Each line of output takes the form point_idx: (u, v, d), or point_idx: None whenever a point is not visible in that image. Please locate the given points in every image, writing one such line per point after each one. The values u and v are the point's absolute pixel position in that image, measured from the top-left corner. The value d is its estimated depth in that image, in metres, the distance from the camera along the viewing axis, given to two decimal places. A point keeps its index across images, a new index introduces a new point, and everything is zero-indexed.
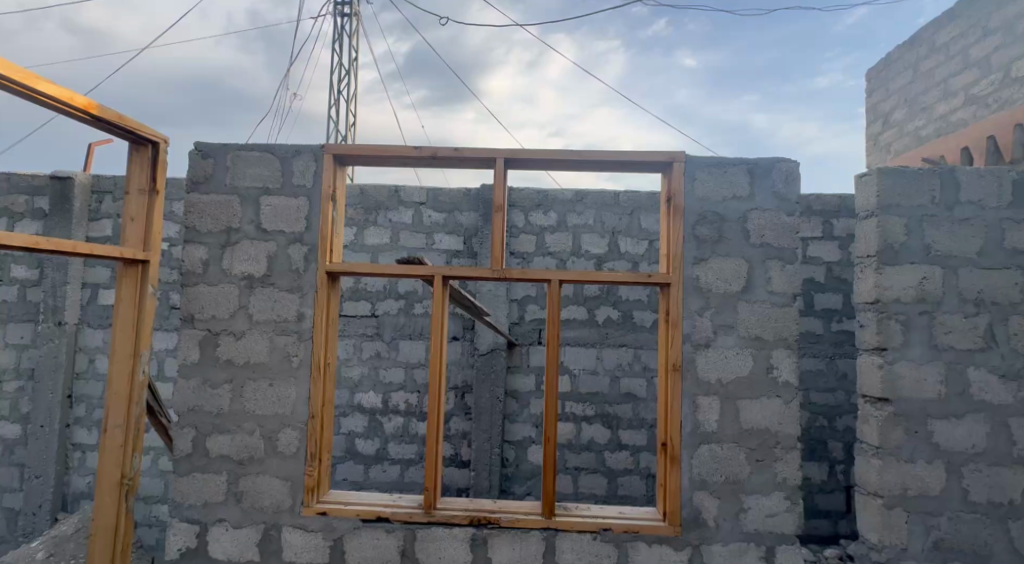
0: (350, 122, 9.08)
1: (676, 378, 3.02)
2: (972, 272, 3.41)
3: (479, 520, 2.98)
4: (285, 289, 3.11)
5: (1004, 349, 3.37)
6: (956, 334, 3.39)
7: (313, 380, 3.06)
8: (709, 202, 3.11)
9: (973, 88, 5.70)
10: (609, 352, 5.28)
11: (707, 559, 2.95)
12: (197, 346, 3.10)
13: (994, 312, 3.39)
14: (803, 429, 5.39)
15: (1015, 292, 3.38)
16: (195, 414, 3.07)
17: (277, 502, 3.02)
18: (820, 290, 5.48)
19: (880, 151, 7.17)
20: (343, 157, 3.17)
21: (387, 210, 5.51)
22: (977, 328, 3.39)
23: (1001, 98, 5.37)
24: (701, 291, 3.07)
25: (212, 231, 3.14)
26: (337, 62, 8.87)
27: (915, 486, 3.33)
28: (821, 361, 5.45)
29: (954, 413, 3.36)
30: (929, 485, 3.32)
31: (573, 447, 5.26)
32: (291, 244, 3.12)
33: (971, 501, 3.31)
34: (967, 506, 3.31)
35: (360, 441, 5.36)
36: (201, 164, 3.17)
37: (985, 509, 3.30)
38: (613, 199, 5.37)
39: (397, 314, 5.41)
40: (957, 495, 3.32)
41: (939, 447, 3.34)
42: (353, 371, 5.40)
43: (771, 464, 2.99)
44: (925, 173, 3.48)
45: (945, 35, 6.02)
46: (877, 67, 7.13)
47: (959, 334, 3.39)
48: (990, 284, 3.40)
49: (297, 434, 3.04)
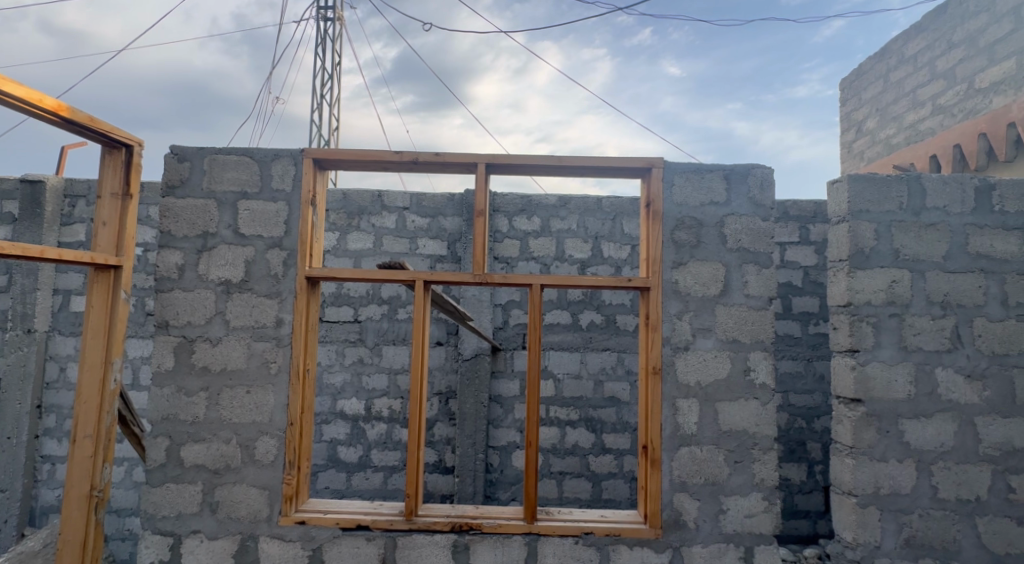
0: (333, 127, 9.04)
1: (656, 380, 3.03)
2: (939, 275, 3.47)
3: (461, 526, 2.96)
4: (264, 294, 3.06)
5: (970, 350, 3.43)
6: (924, 335, 3.44)
7: (292, 387, 3.02)
8: (687, 207, 3.14)
9: (940, 98, 5.81)
10: (592, 356, 5.29)
11: (687, 560, 2.96)
12: (171, 353, 3.04)
13: (959, 314, 3.45)
14: (782, 431, 5.45)
15: (979, 295, 3.45)
16: (170, 423, 3.00)
17: (254, 512, 2.97)
18: (798, 294, 5.55)
19: (853, 159, 7.28)
20: (322, 161, 3.14)
21: (370, 215, 5.47)
22: (944, 330, 3.44)
23: (966, 109, 5.50)
24: (680, 294, 3.09)
25: (188, 235, 3.09)
26: (320, 65, 8.82)
27: (888, 484, 3.37)
28: (799, 363, 5.51)
29: (924, 413, 3.40)
30: (900, 483, 3.37)
31: (557, 451, 5.24)
32: (270, 248, 3.08)
33: (940, 499, 3.36)
34: (937, 504, 3.36)
35: (343, 449, 5.29)
36: (177, 167, 3.11)
37: (954, 505, 3.35)
38: (596, 203, 5.40)
39: (381, 319, 5.37)
40: (927, 493, 3.36)
41: (910, 447, 3.38)
42: (335, 378, 5.34)
43: (748, 464, 3.01)
44: (894, 180, 3.52)
45: (914, 47, 6.14)
46: (850, 77, 7.26)
47: (927, 336, 3.44)
48: (956, 288, 3.46)
49: (275, 442, 3.00)
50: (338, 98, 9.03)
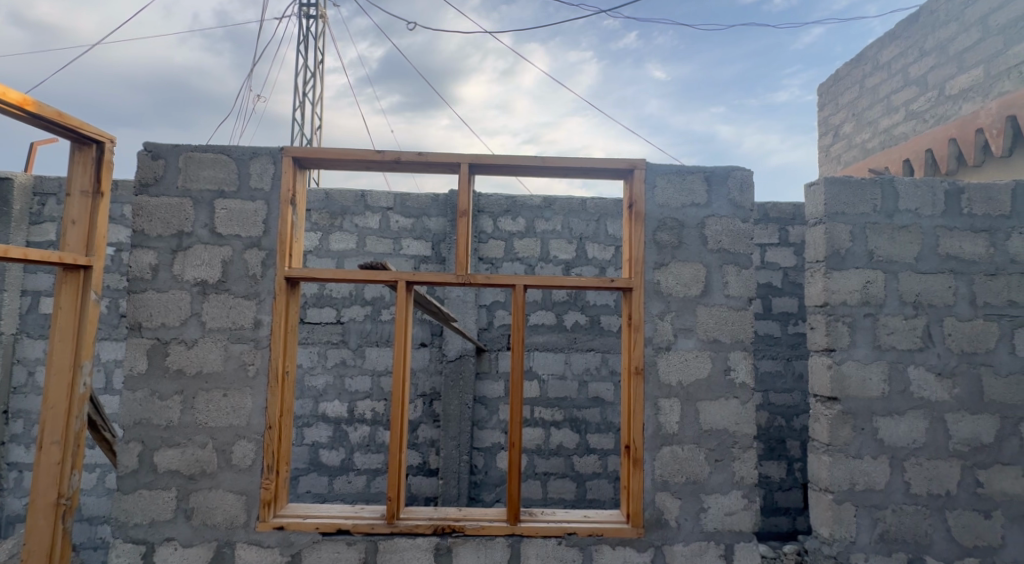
0: (316, 126, 8.95)
1: (638, 381, 3.00)
2: (911, 276, 3.48)
3: (443, 529, 2.91)
4: (241, 295, 3.00)
5: (940, 349, 3.44)
6: (897, 335, 3.45)
7: (270, 390, 2.96)
8: (669, 208, 3.12)
9: (912, 104, 5.87)
10: (577, 357, 5.26)
11: (669, 559, 2.94)
12: (144, 355, 2.95)
13: (931, 315, 3.47)
14: (762, 429, 5.46)
15: (949, 295, 3.47)
16: (142, 427, 2.92)
17: (230, 518, 2.90)
18: (777, 294, 5.57)
19: (831, 162, 7.33)
20: (302, 160, 3.09)
21: (353, 215, 5.40)
22: (916, 329, 3.45)
23: (937, 115, 5.57)
24: (662, 294, 3.07)
25: (162, 234, 3.01)
26: (302, 63, 8.73)
27: (863, 480, 3.36)
28: (779, 362, 5.52)
29: (897, 410, 3.41)
30: (874, 479, 3.36)
31: (542, 452, 5.21)
32: (248, 248, 3.02)
33: (912, 494, 3.35)
34: (909, 499, 3.35)
35: (325, 452, 5.22)
36: (151, 165, 3.03)
37: (925, 500, 3.35)
38: (580, 205, 5.37)
39: (364, 320, 5.30)
40: (900, 489, 3.36)
41: (884, 443, 3.38)
42: (317, 381, 5.25)
43: (729, 463, 2.99)
44: (868, 183, 3.53)
45: (888, 55, 6.19)
46: (827, 82, 7.31)
47: (900, 335, 3.45)
48: (927, 288, 3.48)
49: (252, 446, 2.93)
50: (320, 97, 8.94)
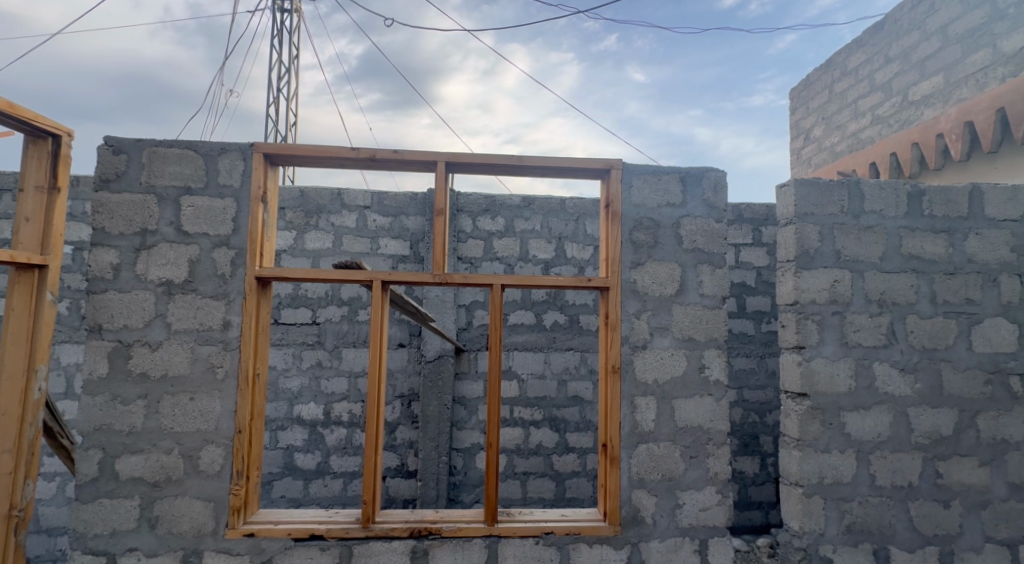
0: (290, 122, 8.77)
1: (615, 380, 2.97)
2: (876, 275, 3.47)
3: (419, 531, 2.85)
4: (209, 296, 2.90)
5: (903, 345, 3.43)
6: (863, 332, 3.43)
7: (240, 393, 2.87)
8: (645, 208, 3.09)
9: (879, 109, 5.94)
10: (556, 356, 5.22)
11: (645, 557, 2.91)
12: (104, 358, 2.83)
13: (895, 313, 3.45)
14: (736, 425, 5.48)
15: (911, 293, 3.46)
16: (103, 434, 2.80)
17: (197, 526, 2.80)
18: (751, 293, 5.59)
19: (802, 165, 7.39)
20: (273, 157, 3.00)
21: (329, 213, 5.28)
22: (881, 326, 3.44)
23: (902, 120, 5.66)
24: (638, 293, 3.04)
25: (125, 232, 2.89)
26: (276, 59, 8.56)
27: (831, 474, 3.32)
28: (752, 360, 5.55)
29: (863, 405, 3.38)
30: (842, 472, 3.32)
31: (521, 451, 5.15)
32: (216, 247, 2.92)
33: (877, 486, 3.33)
34: (874, 490, 3.32)
35: (300, 455, 5.10)
36: (112, 160, 2.90)
37: (890, 491, 3.32)
38: (559, 204, 5.34)
39: (340, 321, 5.20)
40: (866, 481, 3.33)
41: (851, 437, 3.35)
42: (292, 383, 5.14)
43: (703, 460, 2.98)
44: (835, 185, 3.50)
45: (855, 60, 6.26)
46: (798, 86, 7.37)
47: (866, 332, 3.43)
48: (890, 287, 3.47)
49: (221, 451, 2.84)
50: (294, 93, 8.77)
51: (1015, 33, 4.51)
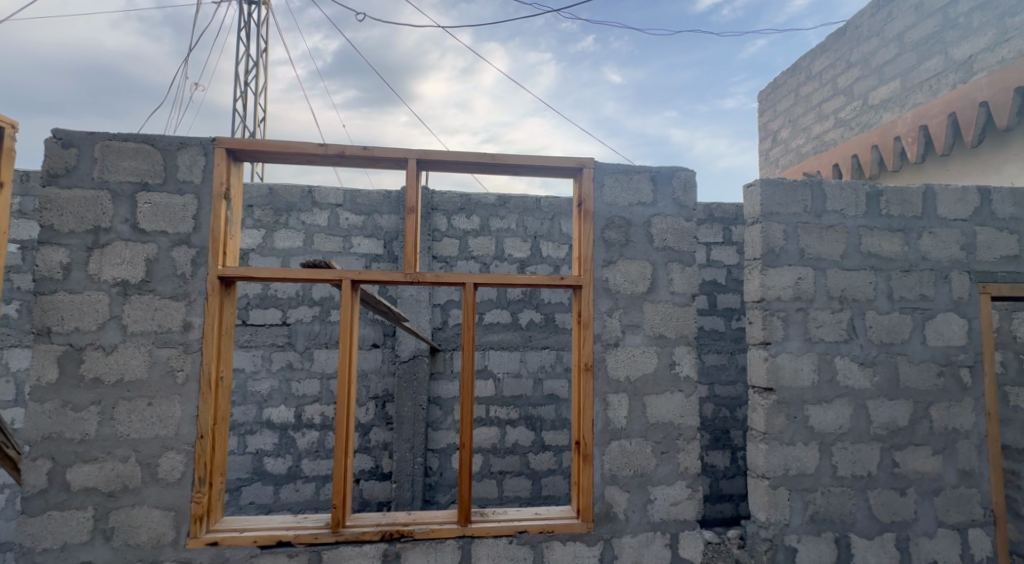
0: (258, 118, 8.54)
1: (588, 378, 2.93)
2: (837, 273, 3.49)
3: (391, 534, 2.77)
4: (168, 296, 2.78)
5: (863, 340, 3.46)
6: (825, 328, 3.45)
7: (202, 397, 2.75)
8: (617, 207, 3.05)
9: (841, 112, 6.01)
10: (532, 355, 5.18)
11: (617, 552, 2.88)
12: (54, 363, 2.69)
13: (854, 309, 3.48)
14: (706, 420, 5.50)
15: (870, 290, 3.50)
16: (53, 443, 2.66)
17: (156, 536, 2.68)
18: (722, 291, 5.62)
19: (769, 166, 7.46)
20: (236, 152, 2.89)
21: (299, 212, 5.15)
22: (842, 322, 3.46)
23: (862, 124, 5.74)
24: (610, 292, 3.00)
25: (76, 230, 2.75)
26: (244, 52, 8.31)
27: (795, 466, 3.33)
28: (723, 356, 5.58)
29: (825, 398, 3.40)
30: (806, 464, 3.34)
31: (497, 451, 5.08)
32: (176, 246, 2.80)
33: (839, 476, 3.35)
34: (835, 481, 3.34)
35: (270, 460, 4.96)
36: (61, 154, 2.76)
37: (850, 481, 3.35)
38: (534, 203, 5.30)
39: (312, 321, 5.08)
40: (828, 472, 3.35)
41: (814, 430, 3.36)
42: (262, 386, 4.99)
43: (674, 455, 2.96)
44: (799, 184, 3.52)
45: (819, 65, 6.34)
46: (765, 89, 7.44)
47: (828, 328, 3.45)
48: (851, 284, 3.49)
49: (182, 457, 2.72)
50: (262, 88, 8.53)
51: (965, 41, 4.61)
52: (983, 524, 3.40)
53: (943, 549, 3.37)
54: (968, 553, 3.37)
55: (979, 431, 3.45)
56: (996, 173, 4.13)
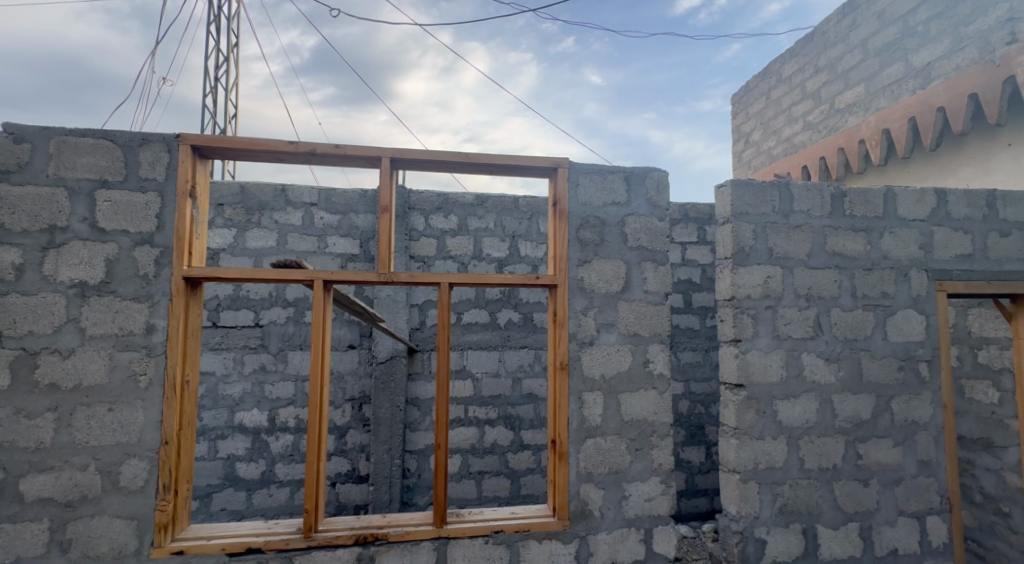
0: (229, 114, 8.34)
1: (563, 377, 2.89)
2: (804, 271, 3.51)
3: (365, 538, 2.71)
4: (130, 298, 2.68)
5: (829, 337, 3.48)
6: (793, 325, 3.46)
7: (167, 402, 2.65)
8: (591, 206, 3.02)
9: (809, 115, 6.07)
10: (511, 354, 5.14)
11: (592, 549, 2.85)
12: (6, 369, 2.57)
13: (821, 306, 3.50)
14: (681, 417, 5.52)
15: (835, 288, 3.52)
16: (6, 452, 2.54)
17: (117, 547, 2.58)
18: (697, 290, 5.64)
19: (742, 168, 7.52)
20: (202, 149, 2.80)
21: (272, 211, 5.03)
22: (808, 319, 3.48)
23: (829, 127, 5.78)
24: (585, 291, 2.97)
25: (30, 229, 2.63)
26: (214, 47, 8.10)
27: (765, 460, 3.34)
28: (698, 353, 5.61)
29: (792, 394, 3.41)
30: (775, 458, 3.35)
31: (476, 451, 5.01)
32: (138, 245, 2.70)
33: (806, 469, 3.37)
34: (803, 473, 3.36)
35: (242, 465, 4.84)
36: (13, 149, 2.64)
37: (817, 473, 3.37)
38: (512, 203, 5.26)
39: (285, 323, 4.97)
40: (796, 465, 3.36)
41: (782, 424, 3.38)
42: (233, 389, 4.86)
43: (648, 452, 2.94)
44: (767, 185, 3.52)
45: (789, 70, 6.39)
46: (738, 91, 7.50)
47: (795, 325, 3.46)
48: (818, 282, 3.51)
49: (145, 464, 2.63)
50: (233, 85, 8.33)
51: (925, 47, 4.70)
52: (942, 512, 3.45)
53: (904, 537, 3.40)
54: (930, 542, 3.42)
55: (936, 423, 3.50)
56: (953, 175, 4.21)
